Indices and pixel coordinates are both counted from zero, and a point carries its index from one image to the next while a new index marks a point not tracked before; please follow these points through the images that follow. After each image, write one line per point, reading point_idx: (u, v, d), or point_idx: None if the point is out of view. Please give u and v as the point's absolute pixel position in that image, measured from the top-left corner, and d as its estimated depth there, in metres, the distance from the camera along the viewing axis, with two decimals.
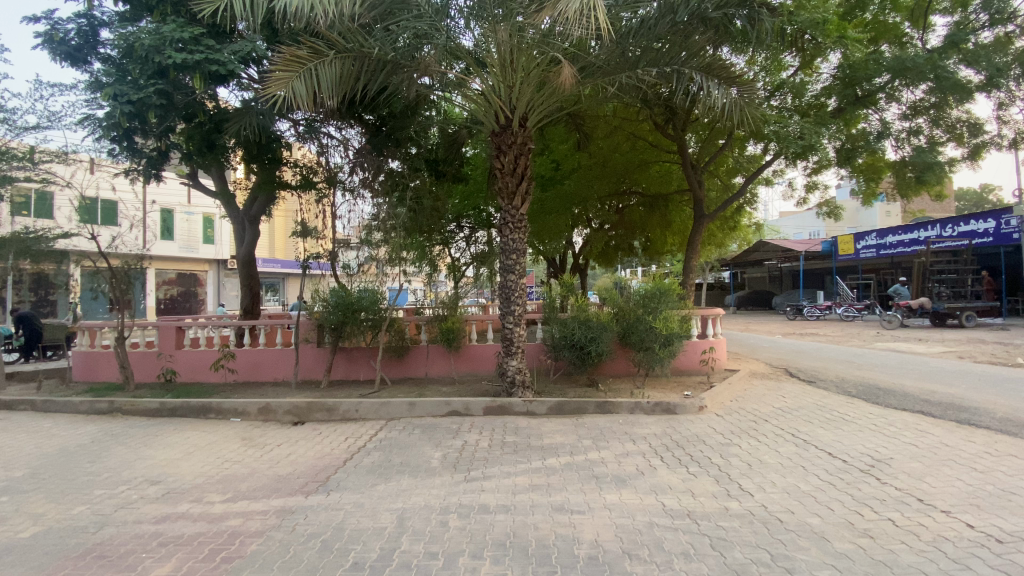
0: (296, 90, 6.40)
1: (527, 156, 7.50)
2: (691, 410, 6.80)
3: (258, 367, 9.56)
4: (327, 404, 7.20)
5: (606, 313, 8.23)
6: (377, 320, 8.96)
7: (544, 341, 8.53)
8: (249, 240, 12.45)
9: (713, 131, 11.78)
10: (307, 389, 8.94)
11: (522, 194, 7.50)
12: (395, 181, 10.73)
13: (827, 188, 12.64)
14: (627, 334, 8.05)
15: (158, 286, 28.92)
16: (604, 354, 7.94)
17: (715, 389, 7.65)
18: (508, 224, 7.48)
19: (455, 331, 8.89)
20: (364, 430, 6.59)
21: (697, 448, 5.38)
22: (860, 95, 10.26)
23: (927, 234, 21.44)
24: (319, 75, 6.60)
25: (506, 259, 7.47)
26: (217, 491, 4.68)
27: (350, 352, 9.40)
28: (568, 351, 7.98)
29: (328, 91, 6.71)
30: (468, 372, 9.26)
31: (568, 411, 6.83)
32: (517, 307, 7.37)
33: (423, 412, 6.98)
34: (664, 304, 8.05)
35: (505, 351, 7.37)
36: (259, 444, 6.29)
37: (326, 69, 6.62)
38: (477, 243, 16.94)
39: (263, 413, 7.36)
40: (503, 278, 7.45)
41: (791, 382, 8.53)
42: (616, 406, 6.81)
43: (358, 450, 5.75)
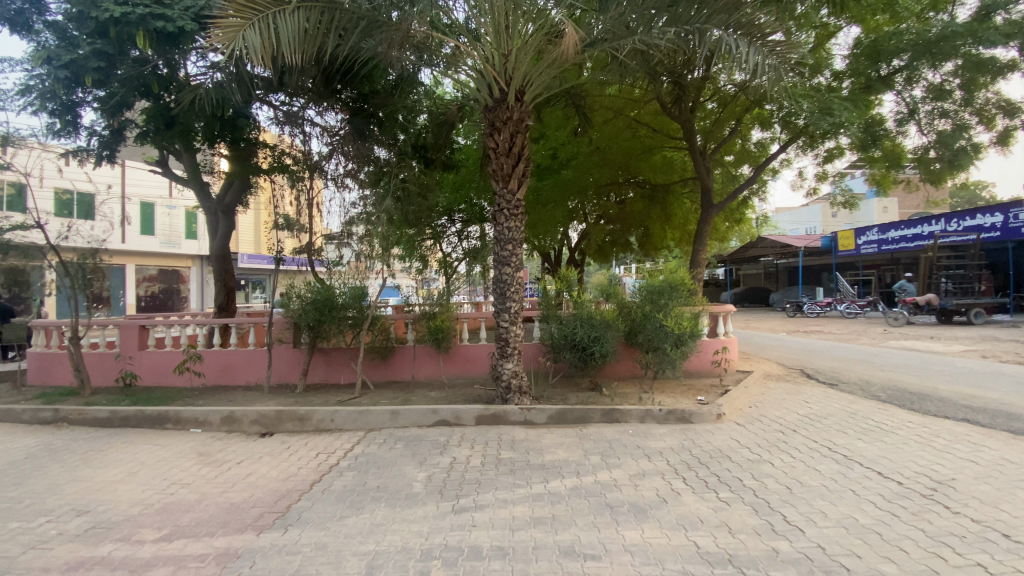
0: (249, 40, 5.55)
1: (525, 134, 6.62)
2: (708, 419, 6.04)
3: (229, 370, 8.72)
4: (298, 414, 6.38)
5: (612, 309, 7.45)
6: (358, 318, 8.13)
7: (542, 340, 7.76)
8: (223, 232, 11.56)
9: (721, 116, 11.07)
10: (281, 394, 8.10)
11: (520, 178, 6.64)
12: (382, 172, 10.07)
13: (839, 178, 11.94)
14: (634, 334, 7.28)
15: (137, 283, 27.81)
16: (609, 356, 7.18)
17: (732, 393, 6.90)
18: (504, 211, 6.62)
19: (444, 330, 8.06)
20: (339, 444, 5.78)
21: (724, 466, 4.62)
22: (881, 76, 9.58)
23: (932, 229, 20.86)
24: (279, 26, 5.73)
25: (501, 251, 6.65)
26: (152, 527, 3.86)
27: (330, 353, 8.56)
28: (569, 352, 7.22)
29: (289, 47, 5.85)
30: (459, 375, 8.42)
31: (571, 420, 6.05)
32: (512, 304, 6.57)
33: (407, 422, 6.18)
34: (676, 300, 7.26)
35: (499, 353, 6.59)
36: (217, 460, 5.46)
37: (286, 21, 5.76)
38: (470, 238, 16.16)
39: (226, 423, 6.53)
40: (497, 271, 6.64)
41: (812, 385, 7.80)
42: (625, 415, 6.03)
43: (329, 470, 4.94)
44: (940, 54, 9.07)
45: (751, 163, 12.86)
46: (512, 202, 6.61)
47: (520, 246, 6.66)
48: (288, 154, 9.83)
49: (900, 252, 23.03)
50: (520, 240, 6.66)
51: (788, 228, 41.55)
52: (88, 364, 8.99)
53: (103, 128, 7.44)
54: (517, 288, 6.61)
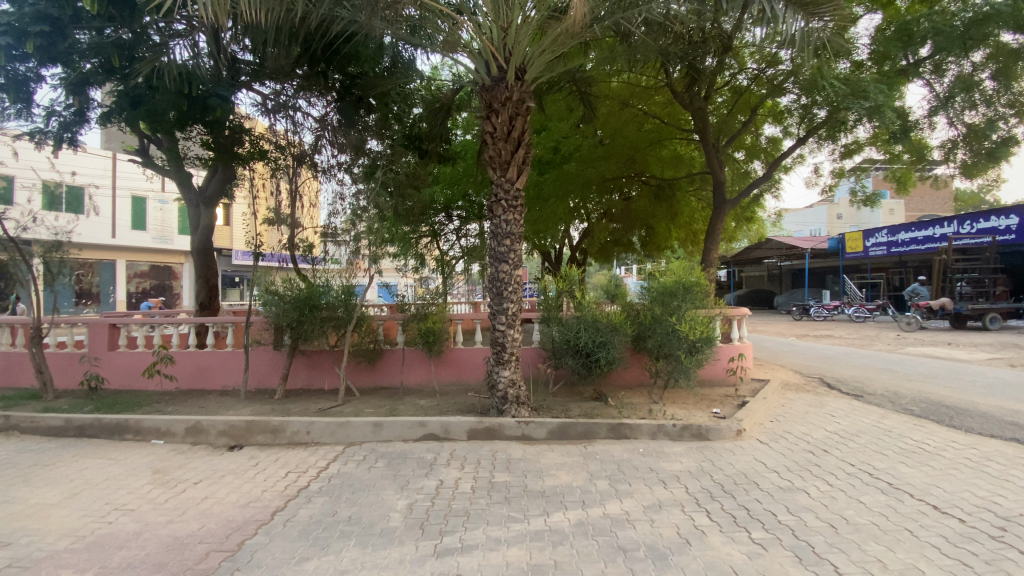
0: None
1: (525, 117, 5.95)
2: (727, 436, 5.41)
3: (204, 373, 8.09)
4: (270, 425, 5.75)
5: (619, 312, 6.79)
6: (342, 318, 7.48)
7: (542, 344, 7.14)
8: (205, 225, 10.93)
9: (736, 104, 10.55)
10: (259, 401, 7.45)
11: (519, 167, 5.98)
12: (375, 165, 9.45)
13: (857, 176, 11.32)
14: (643, 339, 6.64)
15: (128, 278, 27.10)
16: (615, 363, 6.56)
17: (751, 406, 6.27)
18: (502, 202, 5.96)
19: (436, 333, 7.34)
20: (314, 460, 5.15)
21: (753, 497, 3.99)
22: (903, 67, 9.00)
23: (944, 231, 20.26)
24: None
25: (497, 246, 6.00)
26: (73, 570, 3.24)
27: (313, 355, 7.93)
28: (571, 358, 6.59)
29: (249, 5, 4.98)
30: (452, 382, 7.75)
31: (575, 436, 5.41)
32: (510, 305, 5.93)
33: (392, 436, 5.55)
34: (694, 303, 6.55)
35: (495, 359, 5.95)
36: (173, 479, 4.83)
37: None
38: (469, 236, 15.59)
39: (191, 434, 5.90)
40: (494, 269, 6.00)
41: (835, 397, 7.17)
42: (635, 431, 5.39)
43: (297, 494, 4.31)
44: (972, 41, 8.44)
45: (763, 159, 12.25)
46: (509, 192, 5.95)
47: (519, 241, 6.02)
48: (270, 142, 9.14)
49: (910, 255, 22.42)
50: (519, 235, 6.01)
51: (792, 230, 40.93)
52: (53, 365, 8.35)
53: (66, 108, 6.95)
54: (517, 288, 5.99)
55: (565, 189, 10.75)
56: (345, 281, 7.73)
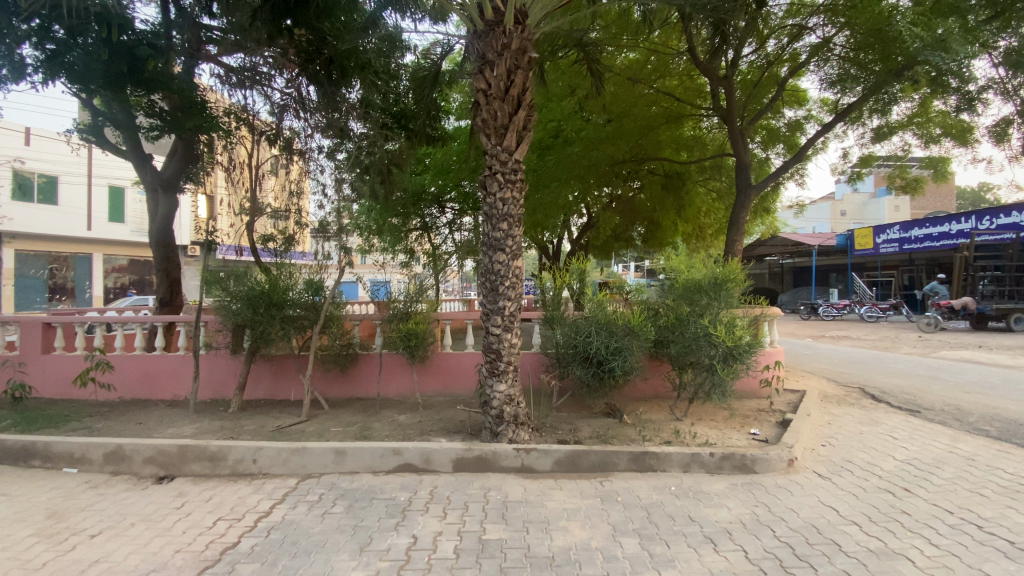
0: None
1: (526, 72, 4.82)
2: (777, 469, 4.35)
3: (152, 381, 7.02)
4: (208, 452, 4.64)
5: (636, 311, 5.70)
6: (308, 317, 6.35)
7: (545, 349, 6.04)
8: (165, 211, 9.63)
9: (760, 86, 9.55)
10: (209, 414, 6.32)
11: (519, 135, 4.84)
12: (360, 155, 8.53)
13: (892, 161, 10.21)
14: (667, 345, 5.56)
15: (105, 274, 25.69)
16: (631, 373, 5.46)
17: (797, 426, 5.19)
18: (499, 176, 4.80)
19: (419, 335, 6.19)
20: (257, 501, 4.03)
21: (840, 570, 2.92)
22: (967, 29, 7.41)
23: (962, 227, 19.26)
24: None
25: (491, 231, 4.87)
26: None
27: (277, 359, 6.78)
28: (579, 366, 5.50)
29: None
30: (438, 392, 6.59)
31: (588, 467, 4.32)
32: (506, 304, 4.81)
33: (359, 467, 4.44)
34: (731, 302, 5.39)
35: (487, 369, 4.85)
36: (69, 531, 3.71)
37: None
38: (462, 230, 14.53)
39: (113, 462, 4.78)
40: (487, 259, 4.87)
41: (887, 413, 6.12)
42: (663, 462, 4.31)
43: (222, 558, 3.21)
44: None
45: (784, 145, 11.22)
46: (506, 166, 4.80)
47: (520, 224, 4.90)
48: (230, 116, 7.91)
49: (922, 252, 21.51)
50: (518, 218, 4.88)
51: (795, 228, 39.96)
52: None
53: None
54: (516, 283, 4.85)
55: (567, 175, 9.63)
56: (314, 274, 6.61)
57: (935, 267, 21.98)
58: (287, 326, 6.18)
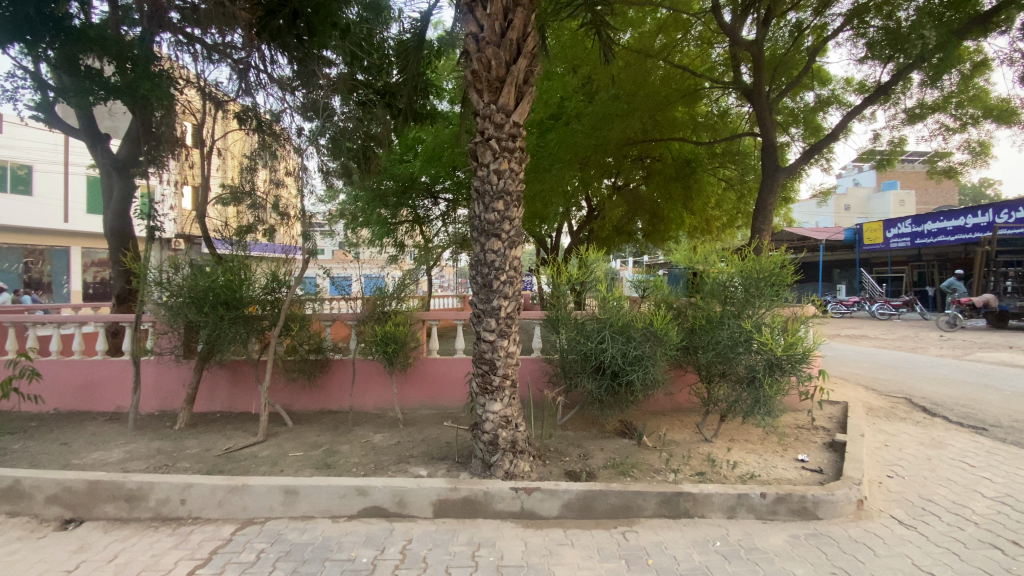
0: None
1: (528, 12, 3.83)
2: (845, 514, 3.43)
3: (94, 392, 6.09)
4: (127, 489, 3.69)
5: (660, 312, 4.73)
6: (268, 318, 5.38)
7: (548, 355, 5.10)
8: (121, 197, 8.54)
9: (786, 61, 8.51)
10: (152, 431, 5.36)
11: (518, 92, 3.87)
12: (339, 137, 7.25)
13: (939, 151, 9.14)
14: (698, 351, 4.62)
15: (84, 268, 24.43)
16: (652, 386, 4.52)
17: (855, 452, 4.28)
18: (494, 144, 3.79)
19: (399, 339, 5.20)
20: (175, 562, 3.08)
21: None
22: None
23: (979, 221, 18.35)
24: None
25: (484, 213, 3.86)
26: None
27: (236, 365, 5.84)
28: (589, 378, 4.58)
29: None
30: (423, 405, 5.62)
31: (606, 513, 3.39)
32: (501, 303, 3.83)
33: (314, 511, 3.50)
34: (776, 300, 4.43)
35: (478, 385, 3.89)
36: None
37: None
38: (457, 222, 13.52)
39: (9, 500, 3.82)
40: (479, 247, 3.89)
41: (948, 430, 5.22)
42: (701, 506, 3.38)
43: None
44: None
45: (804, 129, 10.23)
46: (502, 130, 3.80)
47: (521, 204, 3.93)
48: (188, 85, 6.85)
49: (934, 247, 20.66)
50: (517, 196, 3.89)
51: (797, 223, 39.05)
52: None
53: None
54: (514, 277, 3.87)
55: (570, 156, 8.66)
56: (278, 267, 5.63)
57: (947, 263, 21.10)
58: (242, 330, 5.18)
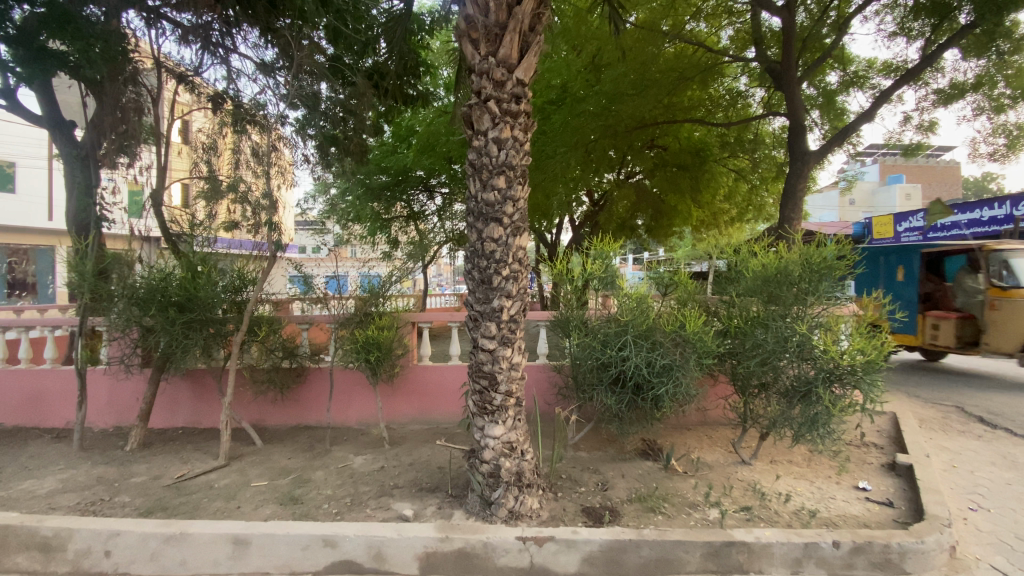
0: None
1: None
2: (938, 567, 2.73)
3: (41, 406, 5.37)
4: (42, 537, 2.98)
5: (693, 312, 3.99)
6: (231, 323, 4.63)
7: (558, 364, 4.37)
8: None
9: (812, 36, 7.75)
10: (100, 453, 4.63)
11: (523, 43, 3.12)
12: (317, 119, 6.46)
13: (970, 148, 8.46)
14: (738, 358, 3.88)
15: None
16: (683, 401, 3.79)
17: (927, 479, 3.58)
18: (493, 106, 3.03)
19: (383, 346, 4.45)
20: None
21: None
22: None
23: (996, 213, 17.38)
24: None
25: (482, 192, 3.12)
26: None
27: (200, 375, 5.16)
28: (607, 391, 3.86)
29: None
30: (414, 420, 4.92)
31: (637, 569, 2.70)
32: (503, 303, 3.09)
33: (272, 567, 2.79)
34: (831, 296, 3.70)
35: (475, 404, 3.17)
36: None
37: None
38: (454, 217, 12.74)
39: None
40: (477, 234, 3.15)
41: (1017, 446, 4.52)
42: (758, 559, 2.69)
43: None
44: None
45: (827, 122, 9.44)
46: (503, 89, 3.05)
47: (527, 182, 3.20)
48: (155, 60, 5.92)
49: (948, 241, 19.92)
50: (522, 172, 3.14)
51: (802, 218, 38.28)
52: None
53: None
54: (519, 272, 3.15)
55: (577, 139, 7.87)
56: (245, 264, 4.89)
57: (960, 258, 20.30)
58: (199, 337, 4.41)
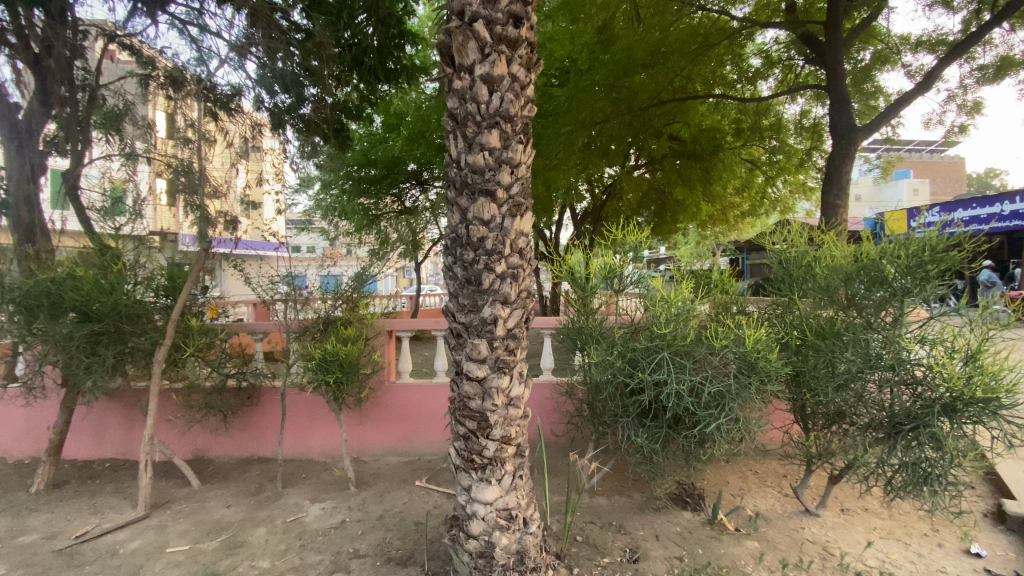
0: None
1: None
2: None
3: None
4: None
5: (748, 324, 3.04)
6: (149, 337, 3.62)
7: (569, 387, 3.45)
8: None
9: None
10: None
11: None
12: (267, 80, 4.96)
13: None
14: (814, 385, 2.95)
15: None
16: (738, 443, 2.86)
17: None
18: (481, 29, 2.10)
19: (348, 364, 3.49)
20: None
21: None
22: None
23: None
24: None
25: (466, 154, 2.16)
26: None
27: (129, 397, 4.22)
28: (636, 427, 2.94)
29: None
30: (390, 451, 4.02)
31: None
32: (498, 312, 2.16)
33: None
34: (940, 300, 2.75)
35: (459, 454, 2.25)
36: None
37: None
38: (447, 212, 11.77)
39: None
40: (459, 216, 2.20)
41: None
42: None
43: None
44: None
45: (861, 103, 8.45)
46: (495, 5, 2.12)
47: (529, 142, 2.26)
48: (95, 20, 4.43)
49: None
50: (523, 125, 2.20)
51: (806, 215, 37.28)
52: None
53: None
54: (519, 270, 2.22)
55: (584, 116, 6.83)
56: (180, 261, 3.95)
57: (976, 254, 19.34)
58: (109, 354, 3.44)
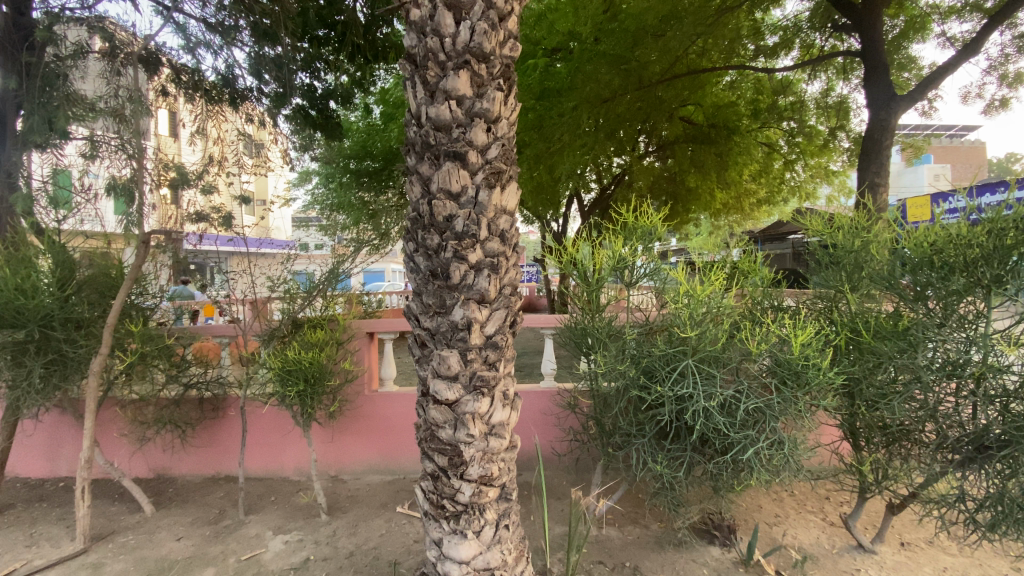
0: None
1: None
2: None
3: None
4: None
5: (790, 323, 2.50)
6: (82, 345, 3.15)
7: (573, 398, 2.93)
8: None
9: None
10: None
11: None
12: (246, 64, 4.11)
13: None
14: (871, 397, 2.41)
15: None
16: (781, 470, 2.31)
17: None
18: None
19: (314, 374, 3.00)
20: None
21: None
22: None
23: None
24: None
25: (427, 106, 1.64)
26: None
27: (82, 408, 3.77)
28: (652, 450, 2.43)
29: None
30: (371, 469, 3.54)
31: None
32: (472, 314, 1.65)
33: None
34: None
35: (429, 498, 1.77)
36: None
37: None
38: None
39: None
40: (420, 188, 1.68)
41: None
42: None
43: None
44: None
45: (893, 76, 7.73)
46: None
47: (512, 92, 1.73)
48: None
49: None
50: (501, 69, 1.68)
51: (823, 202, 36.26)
52: None
53: None
54: (501, 259, 1.70)
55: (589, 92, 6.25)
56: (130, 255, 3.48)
57: None
58: (34, 365, 3.01)
